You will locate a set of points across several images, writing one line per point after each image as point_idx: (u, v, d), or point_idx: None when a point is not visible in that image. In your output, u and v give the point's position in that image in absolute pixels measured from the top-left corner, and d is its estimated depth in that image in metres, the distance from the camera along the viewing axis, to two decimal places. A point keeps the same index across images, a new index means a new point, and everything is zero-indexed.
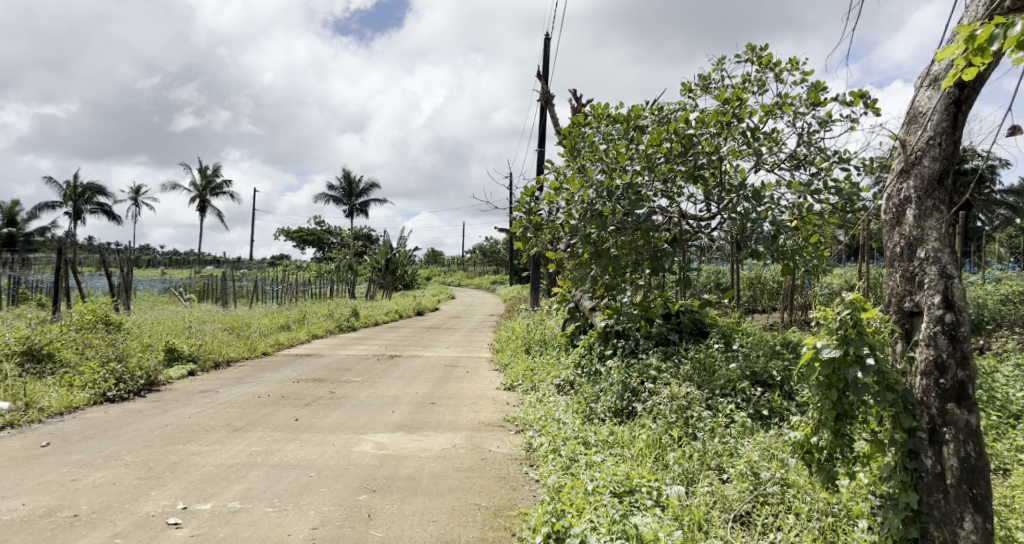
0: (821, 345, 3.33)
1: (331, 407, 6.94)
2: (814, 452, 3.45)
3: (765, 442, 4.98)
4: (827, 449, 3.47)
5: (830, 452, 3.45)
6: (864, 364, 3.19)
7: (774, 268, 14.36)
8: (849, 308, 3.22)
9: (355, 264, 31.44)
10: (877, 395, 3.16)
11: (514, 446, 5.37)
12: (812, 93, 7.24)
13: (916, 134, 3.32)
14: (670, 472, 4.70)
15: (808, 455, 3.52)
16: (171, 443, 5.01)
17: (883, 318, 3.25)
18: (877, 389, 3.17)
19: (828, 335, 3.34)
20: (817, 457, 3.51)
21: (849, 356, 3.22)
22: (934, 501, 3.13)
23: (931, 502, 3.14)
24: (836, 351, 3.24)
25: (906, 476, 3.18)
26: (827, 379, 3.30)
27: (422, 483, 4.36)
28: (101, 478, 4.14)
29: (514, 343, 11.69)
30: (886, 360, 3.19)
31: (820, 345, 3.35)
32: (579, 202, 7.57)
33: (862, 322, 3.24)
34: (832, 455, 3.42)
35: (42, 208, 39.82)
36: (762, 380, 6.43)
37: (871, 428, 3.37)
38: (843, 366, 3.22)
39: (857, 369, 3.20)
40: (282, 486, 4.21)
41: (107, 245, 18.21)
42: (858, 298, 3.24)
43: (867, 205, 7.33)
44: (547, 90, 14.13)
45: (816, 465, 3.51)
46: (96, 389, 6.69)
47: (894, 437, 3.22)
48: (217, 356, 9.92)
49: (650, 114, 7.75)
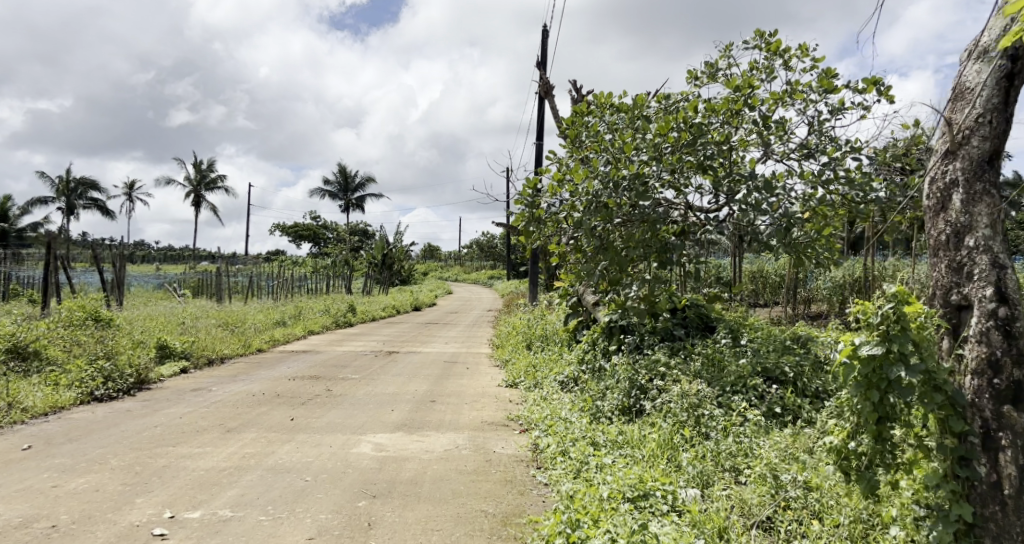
0: (860, 342, 3.16)
1: (328, 405, 6.71)
2: (852, 459, 3.32)
3: (782, 443, 4.77)
4: (867, 455, 3.31)
5: (871, 459, 3.28)
6: (908, 363, 3.00)
7: (777, 261, 14.17)
8: (892, 302, 3.07)
9: (351, 259, 31.19)
10: (923, 396, 2.99)
11: (519, 447, 5.15)
12: (824, 80, 7.00)
13: (963, 111, 3.14)
14: (684, 474, 4.49)
15: (845, 464, 3.38)
16: (160, 445, 4.77)
17: (929, 312, 3.07)
18: (923, 389, 3.00)
19: (868, 331, 3.17)
20: (856, 465, 3.35)
21: (892, 354, 3.05)
22: (990, 514, 2.91)
23: (987, 514, 2.92)
24: (879, 348, 3.06)
25: (958, 485, 2.98)
26: (866, 378, 3.13)
27: (424, 488, 4.13)
28: (84, 485, 3.90)
29: (515, 338, 11.46)
30: (934, 360, 3.01)
31: (859, 342, 3.20)
32: (585, 194, 7.33)
33: (906, 317, 3.06)
34: (873, 463, 3.26)
35: (34, 204, 39.45)
36: (774, 376, 6.22)
37: (916, 434, 3.18)
38: (886, 364, 3.06)
39: (901, 368, 3.02)
40: (277, 491, 3.98)
41: (100, 240, 17.96)
42: (901, 291, 3.09)
43: (880, 196, 7.13)
44: (546, 80, 13.88)
45: (854, 474, 3.35)
46: (83, 389, 6.45)
47: (944, 443, 3.02)
48: (211, 353, 9.68)
49: (657, 102, 7.50)
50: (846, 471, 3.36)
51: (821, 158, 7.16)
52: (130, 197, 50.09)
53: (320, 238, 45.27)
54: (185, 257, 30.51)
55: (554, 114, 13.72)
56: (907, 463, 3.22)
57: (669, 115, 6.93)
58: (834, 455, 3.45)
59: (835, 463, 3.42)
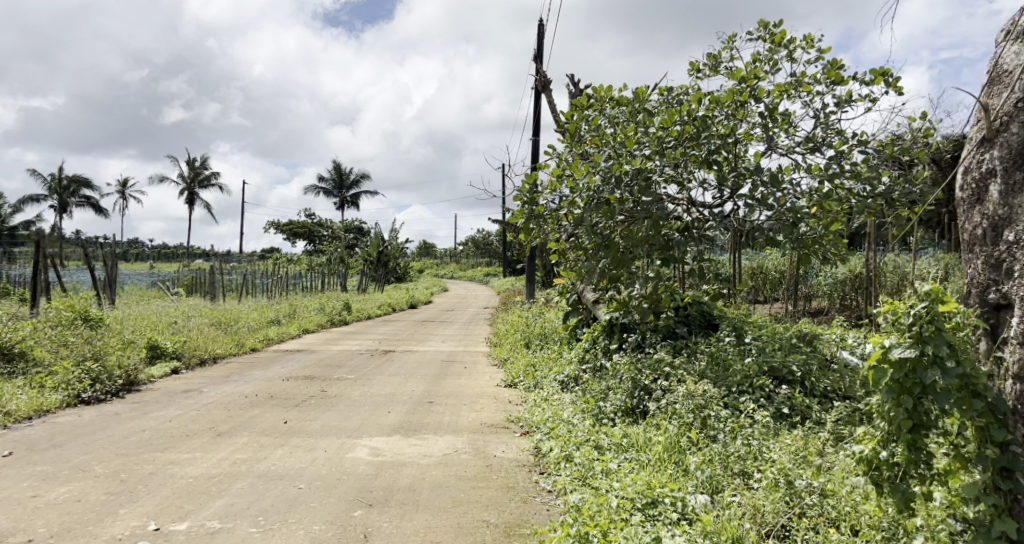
0: (891, 344, 3.02)
1: (323, 407, 6.53)
2: (883, 470, 3.15)
3: (793, 446, 4.63)
4: (899, 464, 3.14)
5: (904, 469, 3.12)
6: (944, 367, 2.86)
7: (777, 257, 14.03)
8: (926, 301, 2.93)
9: (346, 256, 30.97)
10: (962, 403, 2.84)
11: (521, 451, 4.97)
12: (830, 71, 6.82)
13: (1001, 96, 2.98)
14: (692, 479, 4.32)
15: (876, 474, 3.20)
16: (147, 451, 4.58)
17: (964, 312, 2.93)
18: (961, 395, 2.85)
19: (899, 334, 3.03)
20: (887, 476, 3.18)
21: (926, 357, 2.90)
22: None
23: None
24: (913, 351, 2.92)
25: (1000, 499, 2.81)
26: (900, 384, 2.98)
27: (423, 496, 3.95)
28: (65, 495, 3.71)
29: (513, 336, 11.28)
30: (971, 364, 2.87)
31: (890, 344, 3.06)
32: (586, 189, 7.13)
33: (941, 317, 2.92)
34: (907, 473, 3.09)
35: (26, 201, 39.09)
36: (782, 376, 6.05)
37: (951, 442, 3.03)
38: (920, 367, 2.92)
39: (936, 372, 2.88)
40: (269, 500, 3.79)
41: (91, 238, 17.72)
42: (936, 290, 2.95)
43: (887, 190, 6.99)
44: (544, 74, 13.68)
45: (886, 485, 3.18)
46: (70, 391, 6.25)
47: (985, 453, 2.87)
48: (203, 353, 9.48)
49: (659, 94, 7.31)
50: (877, 483, 3.18)
51: (828, 151, 7.00)
52: (124, 195, 49.73)
53: (315, 236, 45.01)
54: (178, 255, 30.26)
55: (551, 109, 13.53)
56: (943, 473, 3.08)
57: (673, 108, 6.75)
58: (863, 464, 3.27)
59: (866, 473, 3.24)
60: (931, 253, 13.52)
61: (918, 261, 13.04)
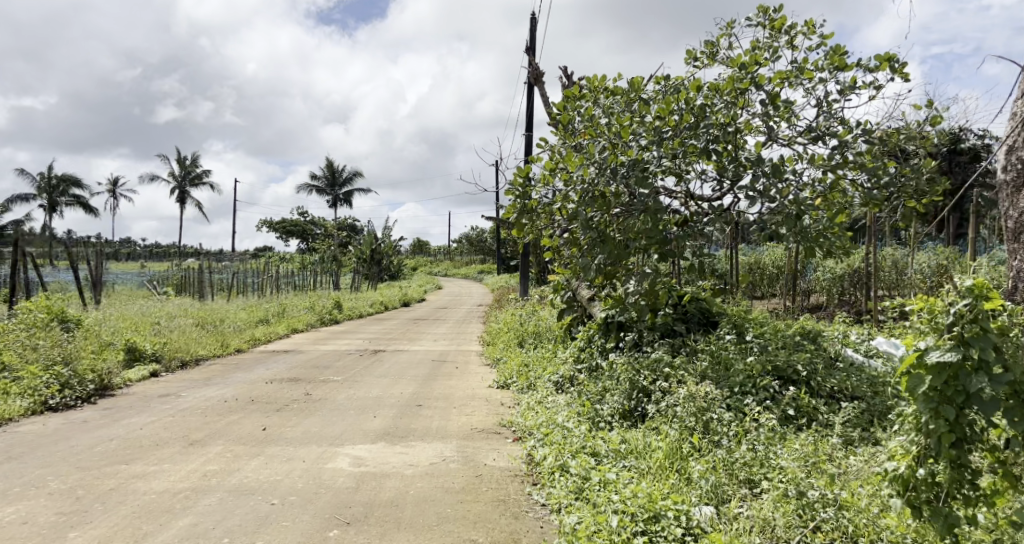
0: (928, 347, 2.87)
1: (306, 412, 6.22)
2: (921, 489, 2.90)
3: (802, 451, 4.37)
4: (940, 483, 2.91)
5: (946, 488, 2.89)
6: (991, 372, 2.76)
7: (775, 252, 13.78)
8: (970, 298, 2.81)
9: (338, 254, 30.59)
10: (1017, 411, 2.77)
11: (512, 458, 4.69)
12: (835, 57, 6.40)
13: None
14: (695, 488, 4.04)
15: (914, 496, 2.93)
16: (110, 463, 4.27)
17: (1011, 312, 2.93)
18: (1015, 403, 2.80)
19: (935, 335, 2.90)
20: (926, 496, 2.92)
21: (971, 361, 2.78)
22: None
23: None
24: (954, 354, 2.77)
25: None
26: (942, 391, 2.83)
27: (406, 512, 3.66)
28: (11, 516, 3.41)
29: (507, 334, 10.99)
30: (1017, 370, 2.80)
31: (927, 347, 2.90)
32: (581, 181, 6.86)
33: (984, 316, 2.81)
34: (950, 493, 2.87)
35: (14, 201, 38.53)
36: (787, 376, 5.77)
37: (992, 457, 2.90)
38: (963, 373, 2.79)
39: (981, 377, 2.76)
40: (236, 519, 3.50)
41: (76, 238, 17.31)
42: (980, 286, 2.84)
43: (895, 179, 6.61)
44: (536, 66, 13.38)
45: (925, 508, 2.92)
46: (36, 398, 5.91)
47: None
48: (184, 355, 9.15)
49: (656, 83, 6.98)
50: (916, 506, 2.91)
51: (832, 141, 6.67)
52: (114, 195, 49.16)
53: (307, 234, 44.60)
54: (168, 254, 29.86)
55: (544, 101, 13.21)
56: (990, 494, 2.89)
57: (670, 96, 6.51)
58: (897, 483, 3.01)
59: (901, 494, 2.97)
60: (931, 247, 13.29)
61: (919, 256, 12.80)
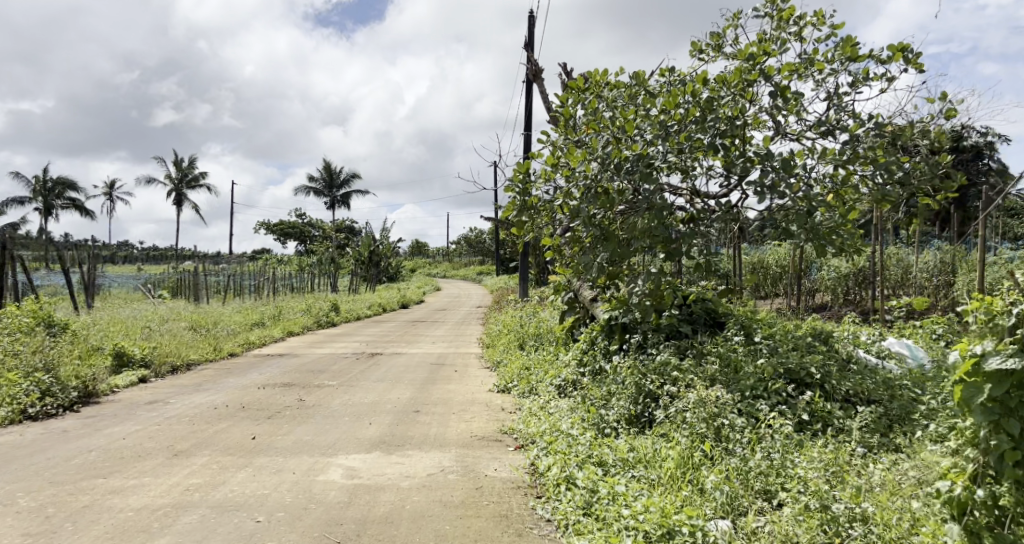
0: (987, 352, 2.79)
1: (298, 419, 5.97)
2: (980, 512, 2.79)
3: (821, 459, 4.14)
4: (1001, 508, 2.79)
5: (1009, 513, 2.78)
6: None
7: (778, 252, 13.55)
8: None
9: (336, 256, 30.32)
10: None
11: (514, 468, 4.44)
12: (846, 48, 6.11)
13: None
14: (709, 500, 3.80)
15: (972, 521, 2.82)
16: (87, 478, 4.02)
17: None
18: None
19: (995, 342, 2.82)
20: (985, 522, 2.80)
21: None
22: None
23: None
24: (1017, 360, 2.70)
25: None
26: (1005, 401, 2.74)
27: (402, 530, 3.43)
28: None
29: (507, 337, 10.73)
30: None
31: (985, 352, 2.82)
32: (583, 177, 6.61)
33: None
34: (1016, 518, 2.75)
35: (9, 205, 38.21)
36: (799, 379, 5.47)
37: None
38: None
39: None
40: (218, 539, 3.25)
41: (68, 241, 17.06)
42: None
43: (908, 173, 6.33)
44: (535, 63, 13.13)
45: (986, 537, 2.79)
46: (15, 407, 5.67)
47: None
48: (175, 359, 8.89)
49: (661, 75, 6.73)
50: (977, 533, 2.78)
51: (841, 135, 6.36)
52: (110, 198, 48.86)
53: (305, 236, 44.35)
54: (164, 256, 29.58)
55: (543, 98, 12.95)
56: None
57: (676, 89, 6.27)
58: (951, 507, 2.90)
59: (958, 522, 2.84)
60: (937, 245, 13.06)
61: (924, 255, 12.58)
